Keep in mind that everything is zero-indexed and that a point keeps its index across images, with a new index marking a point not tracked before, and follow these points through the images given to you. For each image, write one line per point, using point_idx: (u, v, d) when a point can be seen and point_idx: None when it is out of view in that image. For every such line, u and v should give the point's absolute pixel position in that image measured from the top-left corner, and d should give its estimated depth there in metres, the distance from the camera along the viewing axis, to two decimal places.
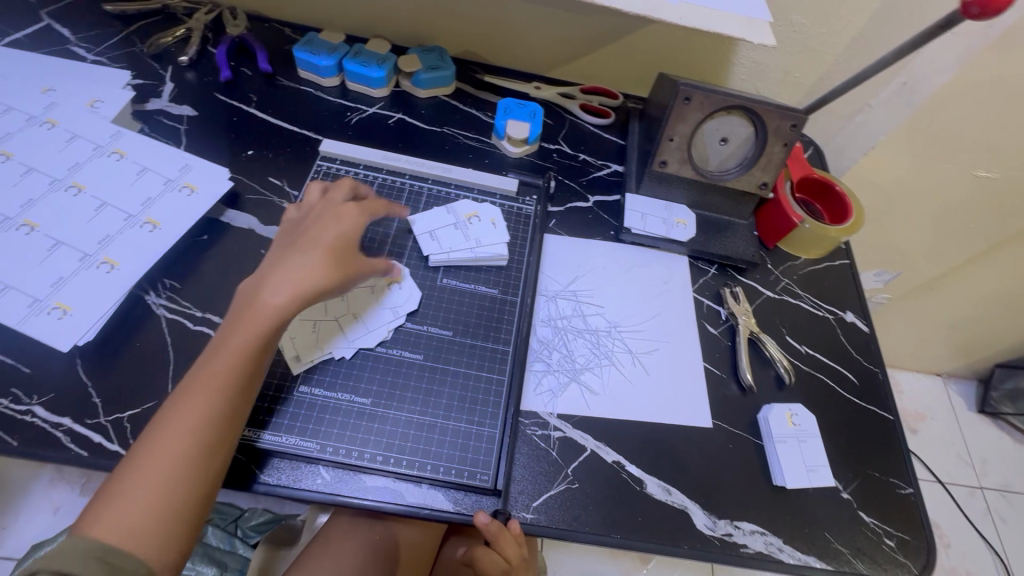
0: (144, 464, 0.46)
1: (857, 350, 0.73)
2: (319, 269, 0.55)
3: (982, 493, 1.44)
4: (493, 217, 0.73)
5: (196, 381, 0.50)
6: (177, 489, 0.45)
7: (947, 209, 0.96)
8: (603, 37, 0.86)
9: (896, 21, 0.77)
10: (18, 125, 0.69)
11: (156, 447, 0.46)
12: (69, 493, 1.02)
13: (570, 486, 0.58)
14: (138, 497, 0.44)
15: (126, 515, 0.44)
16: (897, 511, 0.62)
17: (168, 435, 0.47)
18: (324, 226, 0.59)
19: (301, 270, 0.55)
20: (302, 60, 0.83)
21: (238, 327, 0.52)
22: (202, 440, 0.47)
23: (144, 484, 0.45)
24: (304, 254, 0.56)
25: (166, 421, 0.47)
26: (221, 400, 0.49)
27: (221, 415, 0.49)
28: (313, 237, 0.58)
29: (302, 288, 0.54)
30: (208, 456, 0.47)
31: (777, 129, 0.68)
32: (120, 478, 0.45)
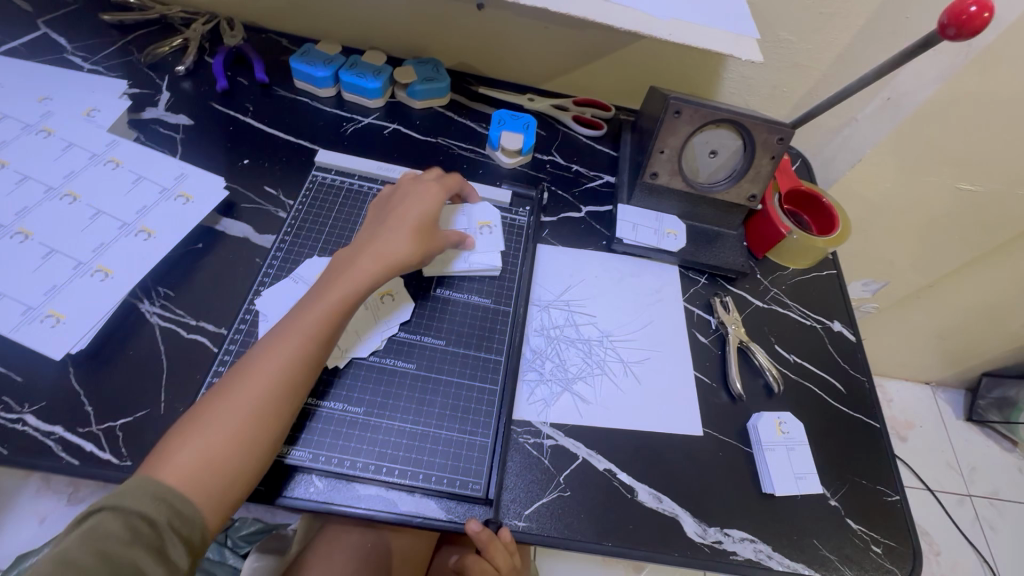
0: (226, 407, 0.49)
1: (845, 360, 0.75)
2: (412, 246, 0.62)
3: (971, 501, 1.45)
4: (487, 220, 0.74)
5: (277, 333, 0.54)
6: (244, 439, 0.49)
7: (932, 220, 0.98)
8: (596, 50, 0.88)
9: (879, 38, 0.79)
10: (14, 133, 0.69)
11: (235, 393, 0.50)
12: (55, 502, 1.01)
13: (561, 494, 0.59)
14: (212, 439, 0.48)
15: (199, 456, 0.47)
16: (884, 518, 0.63)
17: (249, 382, 0.51)
18: (410, 213, 0.65)
19: (399, 241, 0.62)
20: (298, 71, 0.84)
21: (340, 283, 0.58)
22: (279, 393, 0.51)
23: (221, 426, 0.49)
24: (399, 228, 0.63)
25: (250, 371, 0.52)
26: (308, 353, 0.54)
27: (303, 362, 0.53)
28: (401, 214, 0.64)
29: (391, 255, 0.61)
30: (278, 408, 0.51)
31: (764, 142, 0.70)
32: (203, 414, 0.49)
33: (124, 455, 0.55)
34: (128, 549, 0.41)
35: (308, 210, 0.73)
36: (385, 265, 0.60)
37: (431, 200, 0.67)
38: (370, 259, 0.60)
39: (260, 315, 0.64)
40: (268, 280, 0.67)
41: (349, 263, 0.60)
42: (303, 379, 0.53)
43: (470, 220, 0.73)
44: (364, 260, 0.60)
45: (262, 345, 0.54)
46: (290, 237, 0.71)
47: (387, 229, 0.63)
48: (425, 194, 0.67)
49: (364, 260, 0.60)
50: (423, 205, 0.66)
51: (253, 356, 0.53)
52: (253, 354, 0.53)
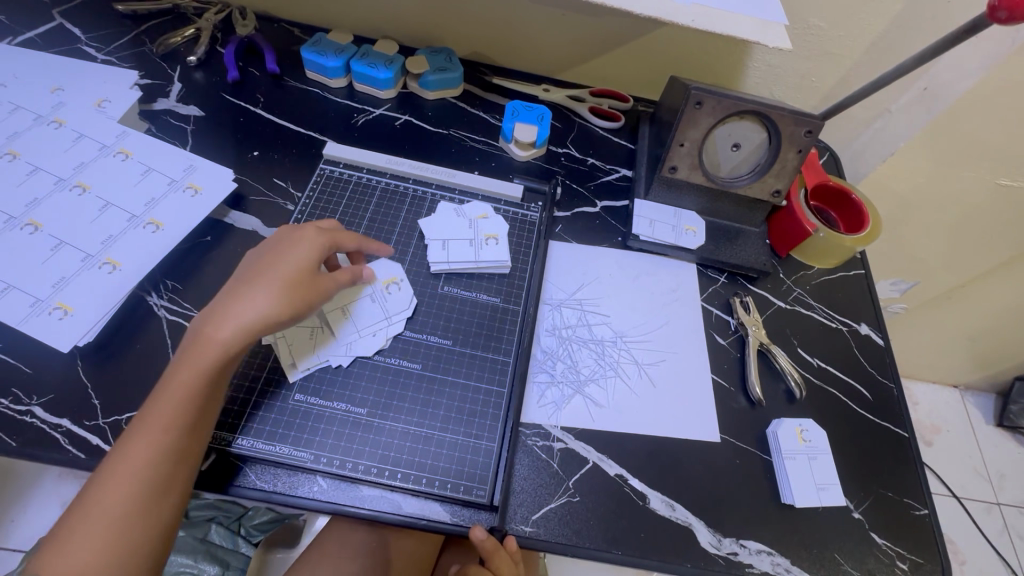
0: (94, 514, 0.45)
1: (871, 365, 0.71)
2: (274, 302, 0.53)
3: (999, 510, 1.40)
4: (493, 232, 0.71)
5: (148, 414, 0.49)
6: (130, 531, 0.46)
7: (969, 218, 0.93)
8: (615, 38, 0.85)
9: (918, 24, 0.75)
10: (26, 124, 0.69)
11: (108, 488, 0.46)
12: (76, 487, 1.03)
13: (570, 499, 0.57)
14: (86, 548, 0.44)
15: (78, 560, 0.44)
16: (911, 532, 0.60)
17: (111, 488, 0.46)
18: (276, 262, 0.56)
19: (256, 300, 0.53)
20: (310, 61, 0.83)
21: (183, 361, 0.51)
22: (157, 483, 0.47)
23: (93, 530, 0.45)
24: (261, 282, 0.54)
25: (113, 470, 0.47)
26: (180, 436, 0.49)
27: (167, 455, 0.48)
28: (269, 266, 0.56)
29: (249, 321, 0.52)
30: (163, 494, 0.48)
31: (792, 134, 0.66)
32: (75, 515, 0.45)
33: None
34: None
35: (316, 204, 0.72)
36: (246, 330, 0.52)
37: (309, 245, 0.58)
38: (218, 326, 0.52)
39: None
40: None
41: (195, 334, 0.52)
42: (184, 460, 0.49)
43: (475, 231, 0.71)
44: (211, 330, 0.52)
45: (131, 430, 0.49)
46: None
47: (248, 284, 0.54)
48: (297, 237, 0.59)
49: (199, 326, 0.52)
50: (295, 248, 0.58)
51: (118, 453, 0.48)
52: (121, 442, 0.48)
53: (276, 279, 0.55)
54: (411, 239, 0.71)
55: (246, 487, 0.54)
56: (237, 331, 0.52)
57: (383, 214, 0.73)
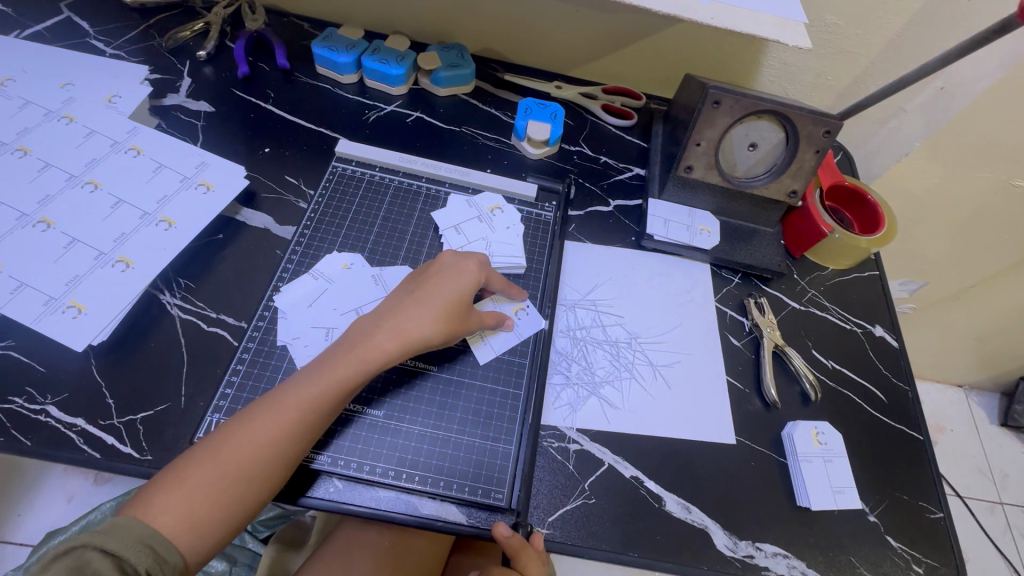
0: (213, 466, 0.47)
1: (887, 367, 0.71)
2: (436, 328, 0.56)
3: (1003, 509, 1.40)
4: (495, 203, 0.74)
5: (290, 390, 0.51)
6: (227, 499, 0.46)
7: (982, 219, 0.92)
8: (629, 35, 0.84)
9: (936, 23, 0.74)
10: (36, 119, 0.69)
11: (226, 452, 0.47)
12: (83, 482, 1.03)
13: (586, 501, 0.57)
14: (193, 499, 0.45)
15: (184, 511, 0.45)
16: (926, 536, 0.60)
17: (233, 447, 0.48)
18: (440, 287, 0.57)
19: (418, 319, 0.55)
20: (321, 57, 0.82)
21: (341, 359, 0.53)
22: (269, 463, 0.48)
23: (209, 485, 0.46)
24: (425, 304, 0.56)
25: (242, 433, 0.48)
26: (301, 426, 0.50)
27: (297, 437, 0.50)
28: (433, 288, 0.57)
29: (411, 338, 0.55)
30: (267, 474, 0.48)
31: (810, 134, 0.65)
32: (190, 467, 0.46)
33: (144, 449, 0.54)
34: None
35: (329, 202, 0.72)
36: (404, 348, 0.54)
37: (471, 276, 0.59)
38: (385, 338, 0.54)
39: (278, 311, 0.62)
40: (288, 275, 0.65)
41: (365, 335, 0.54)
42: (297, 448, 0.50)
43: (477, 207, 0.73)
44: (375, 337, 0.54)
45: (264, 406, 0.50)
46: (311, 229, 0.69)
47: (414, 299, 0.57)
48: (460, 266, 0.60)
49: (367, 331, 0.55)
50: (456, 276, 0.59)
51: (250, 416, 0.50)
52: (251, 412, 0.50)
53: (439, 303, 0.56)
54: (424, 236, 0.71)
55: None
56: (396, 343, 0.54)
57: (396, 213, 0.72)
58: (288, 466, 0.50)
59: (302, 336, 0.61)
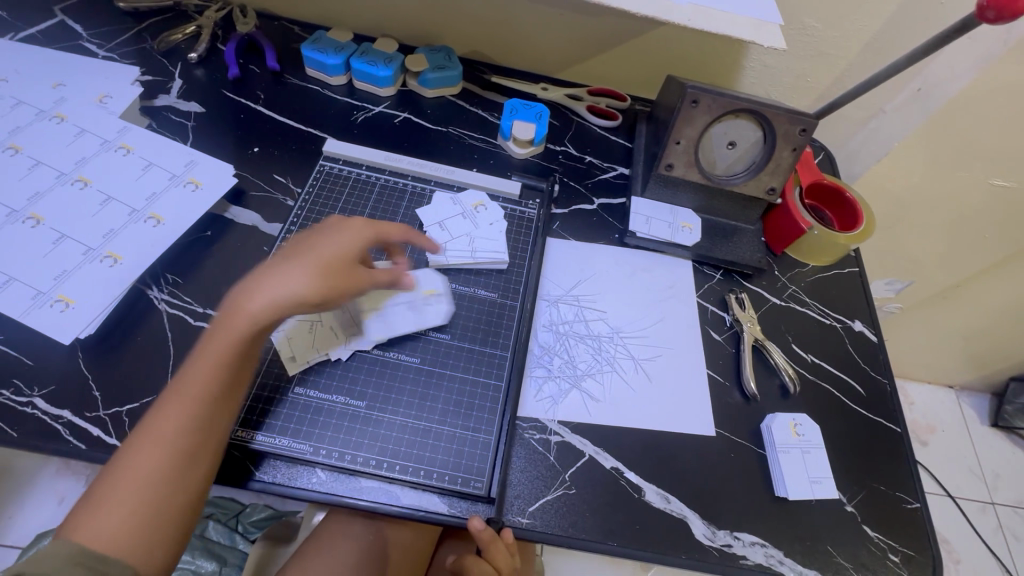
0: (128, 472, 0.46)
1: (865, 361, 0.72)
2: (310, 286, 0.52)
3: (993, 509, 1.41)
4: (479, 200, 0.75)
5: (178, 384, 0.50)
6: (161, 496, 0.46)
7: (962, 217, 0.94)
8: (613, 38, 0.86)
9: (910, 25, 0.76)
10: (27, 119, 0.70)
11: (146, 451, 0.47)
12: (74, 483, 1.03)
13: (566, 491, 0.58)
14: (117, 510, 0.45)
15: (113, 521, 0.44)
16: (903, 526, 0.61)
17: (148, 449, 0.47)
18: (309, 248, 0.56)
19: (286, 279, 0.52)
20: (310, 59, 0.84)
21: (210, 336, 0.51)
22: (185, 456, 0.48)
23: (132, 491, 0.45)
24: (292, 262, 0.54)
25: (151, 433, 0.48)
26: (201, 408, 0.49)
27: (204, 424, 0.49)
28: (308, 248, 0.56)
29: (281, 299, 0.51)
30: (190, 463, 0.48)
31: (786, 133, 0.67)
32: (105, 481, 0.46)
33: None
34: None
35: (316, 199, 0.73)
36: (272, 310, 0.51)
37: (353, 235, 0.58)
38: (247, 304, 0.51)
39: None
40: None
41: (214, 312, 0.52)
42: (212, 430, 0.49)
43: (462, 204, 0.74)
44: (233, 306, 0.51)
45: (168, 400, 0.49)
46: (297, 226, 0.70)
47: (284, 259, 0.54)
48: (337, 227, 0.59)
49: (233, 297, 0.52)
50: (337, 235, 0.57)
51: (154, 417, 0.48)
52: (155, 408, 0.49)
53: (315, 260, 0.54)
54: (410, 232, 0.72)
55: (251, 479, 0.54)
56: (269, 305, 0.51)
57: (381, 211, 0.73)
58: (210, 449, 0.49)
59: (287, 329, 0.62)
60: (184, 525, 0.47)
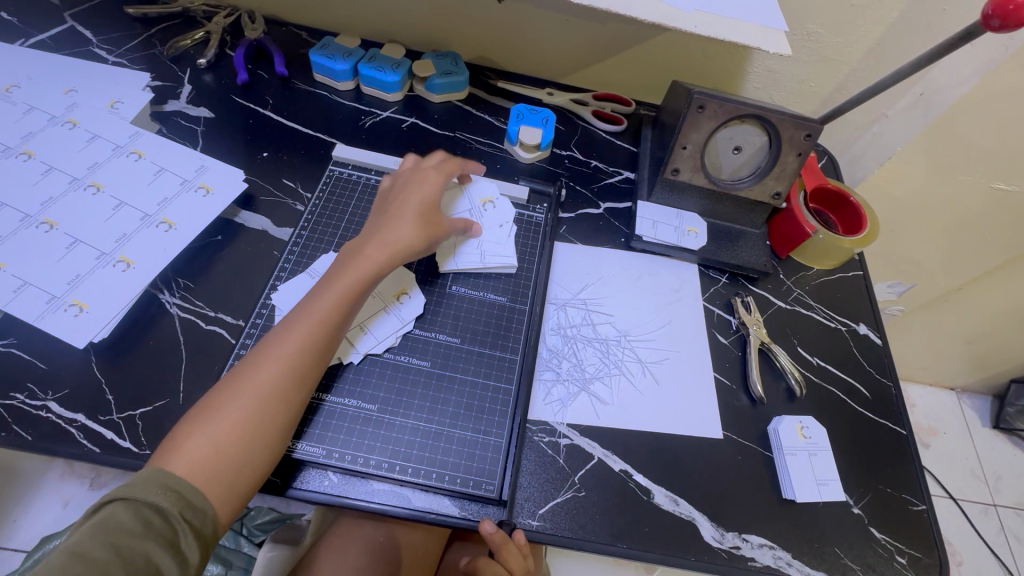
0: (236, 398, 0.50)
1: (870, 364, 0.73)
2: (415, 235, 0.63)
3: (996, 511, 1.41)
4: (488, 197, 0.75)
5: (288, 322, 0.55)
6: (252, 431, 0.49)
7: (964, 221, 0.95)
8: (618, 44, 0.87)
9: (913, 31, 0.76)
10: (40, 124, 0.70)
11: (247, 385, 0.51)
12: (78, 487, 1.03)
13: (576, 494, 0.58)
14: (221, 431, 0.48)
15: (212, 442, 0.48)
16: (908, 528, 0.61)
17: (254, 378, 0.51)
18: (408, 200, 0.65)
19: (396, 228, 0.62)
20: (318, 64, 0.84)
21: (335, 279, 0.58)
22: (286, 391, 0.52)
23: (234, 417, 0.49)
24: (401, 215, 0.64)
25: (259, 363, 0.52)
26: (313, 349, 0.54)
27: (312, 357, 0.54)
28: (404, 203, 0.65)
29: (396, 246, 0.61)
30: (286, 399, 0.52)
31: (791, 138, 0.68)
32: (211, 406, 0.50)
33: (142, 443, 0.55)
34: (143, 538, 0.41)
35: (325, 204, 0.73)
36: (393, 254, 0.61)
37: (433, 187, 0.67)
38: (375, 251, 0.60)
39: (276, 309, 0.64)
40: (284, 275, 0.67)
41: (360, 251, 0.61)
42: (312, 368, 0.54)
43: (470, 201, 0.74)
44: (367, 251, 0.60)
45: (276, 335, 0.54)
46: (307, 230, 0.71)
47: (394, 216, 0.64)
48: (421, 180, 0.68)
49: (352, 250, 0.61)
50: (422, 188, 0.67)
51: (258, 353, 0.53)
52: (264, 344, 0.54)
53: (416, 212, 0.64)
54: None
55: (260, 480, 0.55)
56: (382, 254, 0.60)
57: None
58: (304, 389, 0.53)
59: None
60: (266, 464, 0.50)
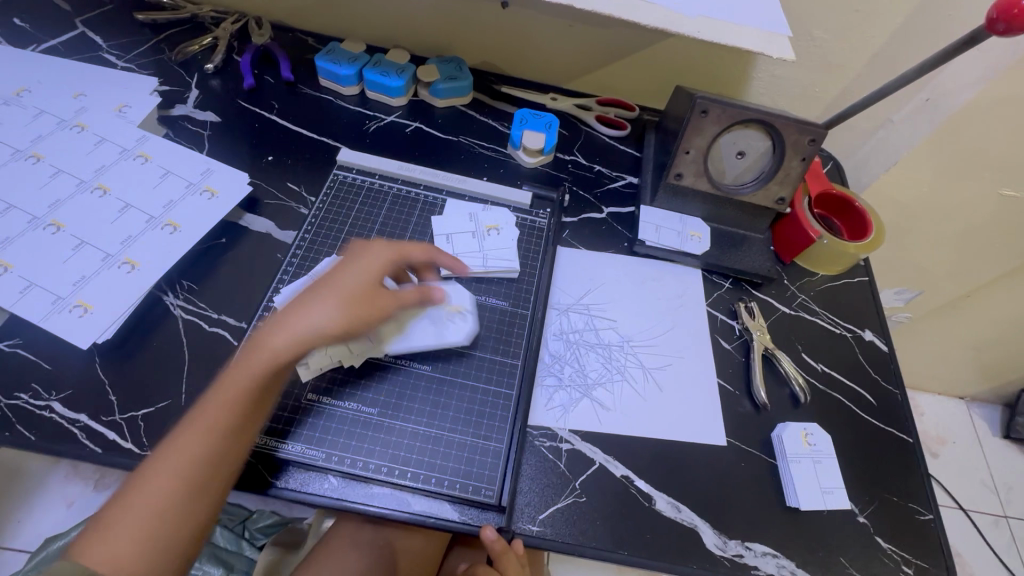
0: (136, 505, 0.44)
1: (876, 371, 0.72)
2: (339, 317, 0.51)
3: (1007, 522, 1.39)
4: (495, 223, 0.74)
5: (189, 416, 0.48)
6: (161, 537, 0.44)
7: (972, 228, 0.94)
8: (621, 49, 0.87)
9: (918, 36, 0.76)
10: (49, 128, 0.71)
11: (149, 488, 0.45)
12: (83, 488, 1.03)
13: (576, 499, 0.58)
14: (120, 544, 0.43)
15: (111, 556, 0.42)
16: (915, 537, 0.60)
17: (155, 483, 0.45)
18: (341, 275, 0.54)
19: (314, 310, 0.51)
20: (324, 69, 0.85)
21: (239, 363, 0.49)
22: (194, 493, 0.46)
23: (132, 525, 0.44)
24: (325, 292, 0.53)
25: (157, 466, 0.46)
26: (224, 447, 0.48)
27: (220, 452, 0.47)
28: (333, 278, 0.54)
29: (309, 332, 0.50)
30: (199, 501, 0.46)
31: (795, 143, 0.67)
32: (110, 513, 0.44)
33: (145, 444, 0.55)
34: None
35: (329, 208, 0.74)
36: (307, 343, 0.50)
37: (371, 256, 0.56)
38: (280, 336, 0.49)
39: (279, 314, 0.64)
40: (287, 278, 0.67)
41: (262, 333, 0.50)
42: (227, 466, 0.48)
43: (477, 223, 0.74)
44: (269, 335, 0.50)
45: (185, 425, 0.47)
46: (311, 233, 0.71)
47: (311, 291, 0.53)
48: (364, 250, 0.56)
49: (259, 331, 0.50)
50: (357, 262, 0.55)
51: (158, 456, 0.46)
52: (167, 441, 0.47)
53: (340, 290, 0.53)
54: (422, 241, 0.73)
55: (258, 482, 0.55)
56: (294, 341, 0.49)
57: (394, 220, 0.74)
58: (218, 484, 0.47)
59: None
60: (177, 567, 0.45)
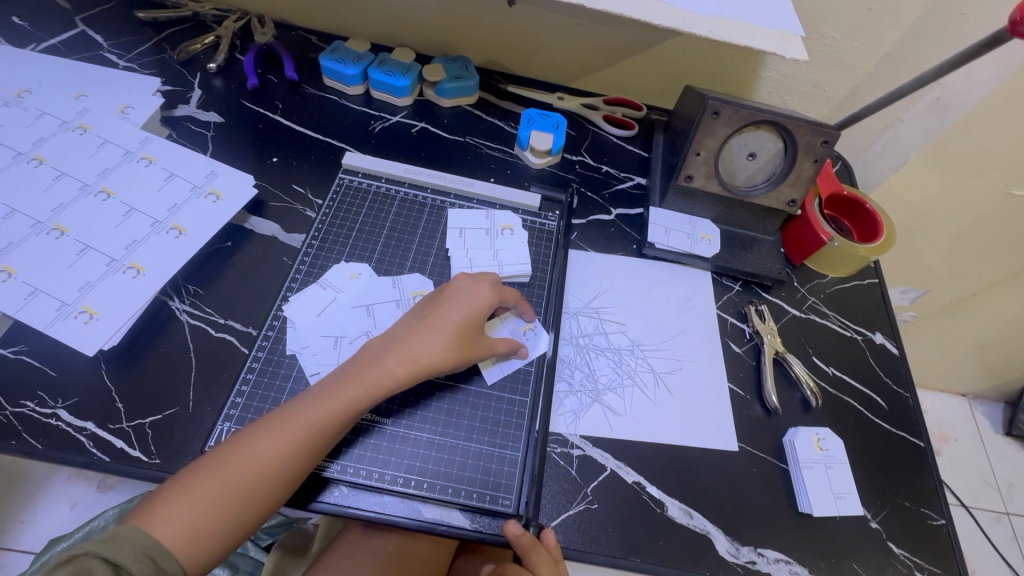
0: (217, 479, 0.48)
1: (887, 374, 0.71)
2: (445, 355, 0.56)
3: (1009, 519, 1.39)
4: (509, 223, 0.75)
5: (288, 415, 0.52)
6: (230, 516, 0.48)
7: (981, 227, 0.93)
8: (630, 48, 0.86)
9: (931, 35, 0.75)
10: (51, 130, 0.70)
11: (228, 469, 0.48)
12: (85, 489, 0.94)
13: (589, 506, 0.57)
14: (195, 515, 0.47)
15: (186, 523, 0.46)
16: (927, 542, 0.60)
17: (236, 462, 0.49)
18: (448, 310, 0.59)
19: (423, 343, 0.56)
20: (328, 69, 0.84)
21: (348, 382, 0.54)
22: (269, 486, 0.49)
23: (209, 498, 0.47)
24: (435, 325, 0.58)
25: (244, 450, 0.49)
26: (292, 449, 0.50)
27: (301, 456, 0.51)
28: (443, 312, 0.59)
29: (416, 363, 0.56)
30: (269, 491, 0.49)
31: (807, 144, 0.66)
32: (195, 480, 0.48)
33: (153, 453, 0.55)
34: None
35: (336, 211, 0.73)
36: (410, 372, 0.55)
37: (482, 302, 0.60)
38: (393, 362, 0.55)
39: (287, 321, 0.63)
40: (296, 285, 0.66)
41: (378, 358, 0.55)
42: (302, 467, 0.51)
43: (492, 222, 0.74)
44: (386, 359, 0.55)
45: (272, 421, 0.51)
46: (319, 237, 0.70)
47: (424, 324, 0.58)
48: (475, 291, 0.61)
49: (382, 351, 0.56)
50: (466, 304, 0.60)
51: (245, 439, 0.50)
52: (256, 427, 0.51)
53: (450, 328, 0.57)
54: (431, 246, 0.72)
55: None
56: (399, 364, 0.55)
57: (401, 224, 0.73)
58: (286, 488, 0.51)
59: (310, 345, 0.62)
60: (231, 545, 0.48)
